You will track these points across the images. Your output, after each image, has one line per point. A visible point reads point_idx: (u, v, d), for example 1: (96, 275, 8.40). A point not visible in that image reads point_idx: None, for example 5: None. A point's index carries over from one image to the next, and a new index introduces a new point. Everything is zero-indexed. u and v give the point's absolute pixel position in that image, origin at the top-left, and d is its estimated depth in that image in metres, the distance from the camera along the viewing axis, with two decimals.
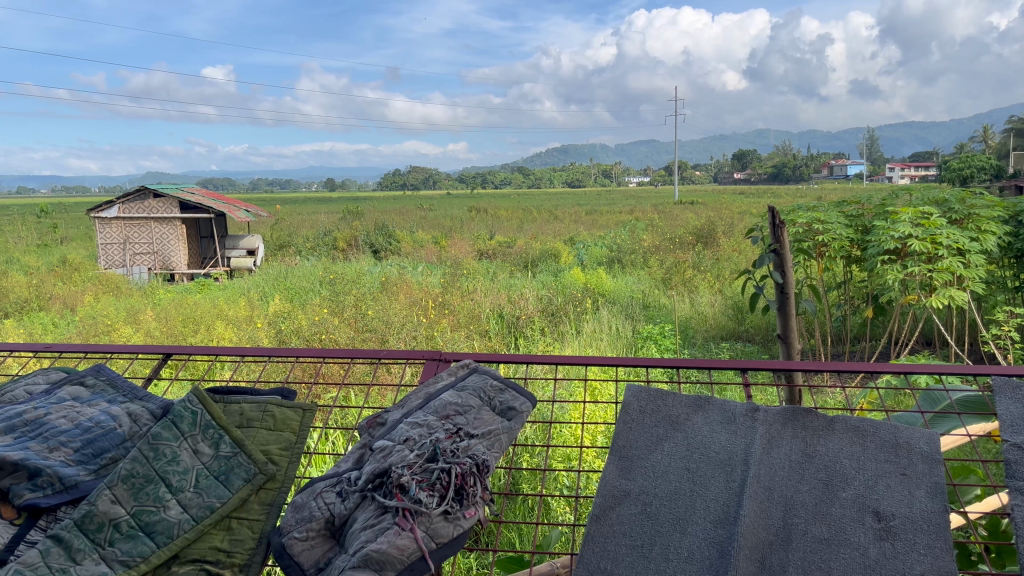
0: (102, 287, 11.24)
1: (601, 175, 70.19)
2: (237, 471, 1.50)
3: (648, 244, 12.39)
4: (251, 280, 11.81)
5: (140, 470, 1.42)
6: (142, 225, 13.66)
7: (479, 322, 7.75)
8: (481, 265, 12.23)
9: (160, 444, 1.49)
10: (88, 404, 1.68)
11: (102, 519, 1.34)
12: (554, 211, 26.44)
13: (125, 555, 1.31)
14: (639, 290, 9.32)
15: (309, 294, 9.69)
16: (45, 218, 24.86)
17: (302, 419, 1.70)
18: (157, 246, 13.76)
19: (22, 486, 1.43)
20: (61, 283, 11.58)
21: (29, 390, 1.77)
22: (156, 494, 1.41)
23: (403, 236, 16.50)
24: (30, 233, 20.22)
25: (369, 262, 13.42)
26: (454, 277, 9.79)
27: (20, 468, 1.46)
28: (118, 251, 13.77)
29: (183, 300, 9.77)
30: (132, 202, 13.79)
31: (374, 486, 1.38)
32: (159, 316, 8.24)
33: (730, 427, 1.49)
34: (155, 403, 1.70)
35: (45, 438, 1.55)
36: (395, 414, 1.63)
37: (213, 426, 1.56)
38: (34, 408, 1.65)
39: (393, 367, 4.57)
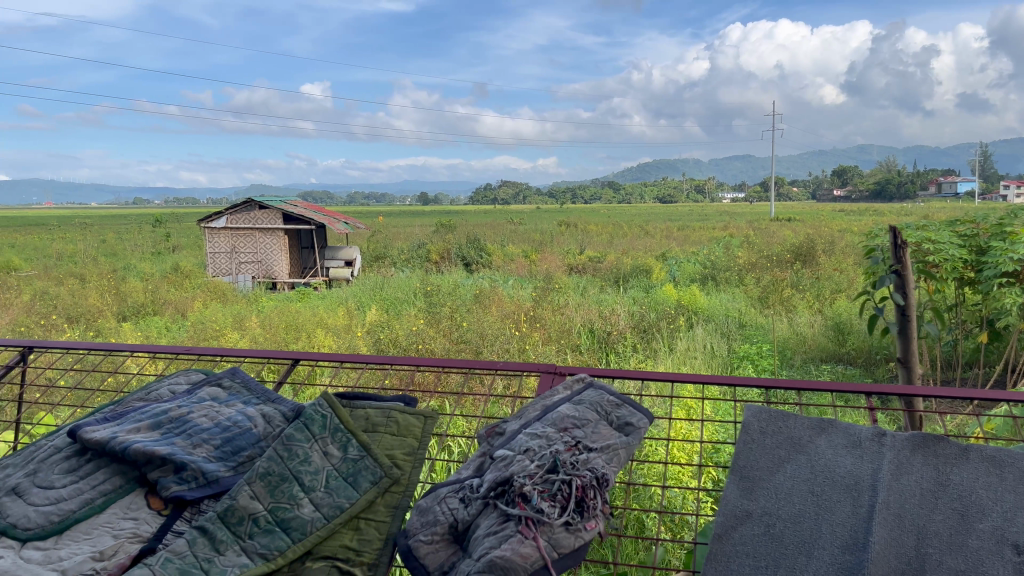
0: (210, 294, 11.83)
1: (694, 189, 69.12)
2: (364, 474, 1.56)
3: (743, 261, 12.14)
4: (349, 290, 12.21)
5: (275, 469, 1.52)
6: (248, 235, 14.35)
7: (571, 336, 7.79)
8: (572, 279, 12.28)
9: (293, 445, 1.57)
10: (226, 404, 1.78)
11: (242, 513, 1.44)
12: (645, 226, 26.14)
13: (264, 549, 1.40)
14: (734, 308, 9.16)
15: (403, 306, 9.91)
16: (159, 227, 26.39)
17: (423, 426, 1.72)
18: (261, 255, 14.42)
19: (169, 479, 1.54)
20: (174, 289, 12.23)
21: (172, 389, 1.88)
22: (291, 492, 1.49)
23: (494, 249, 16.70)
24: (144, 241, 21.51)
25: (461, 275, 13.65)
26: (546, 291, 9.86)
27: (167, 462, 1.56)
28: (225, 260, 14.36)
29: (286, 309, 10.18)
30: (239, 213, 14.45)
31: (496, 494, 1.41)
32: (264, 323, 8.61)
33: (855, 451, 1.45)
34: (287, 406, 1.78)
35: (188, 435, 1.65)
36: (513, 425, 1.66)
37: (342, 430, 1.64)
38: (178, 406, 1.76)
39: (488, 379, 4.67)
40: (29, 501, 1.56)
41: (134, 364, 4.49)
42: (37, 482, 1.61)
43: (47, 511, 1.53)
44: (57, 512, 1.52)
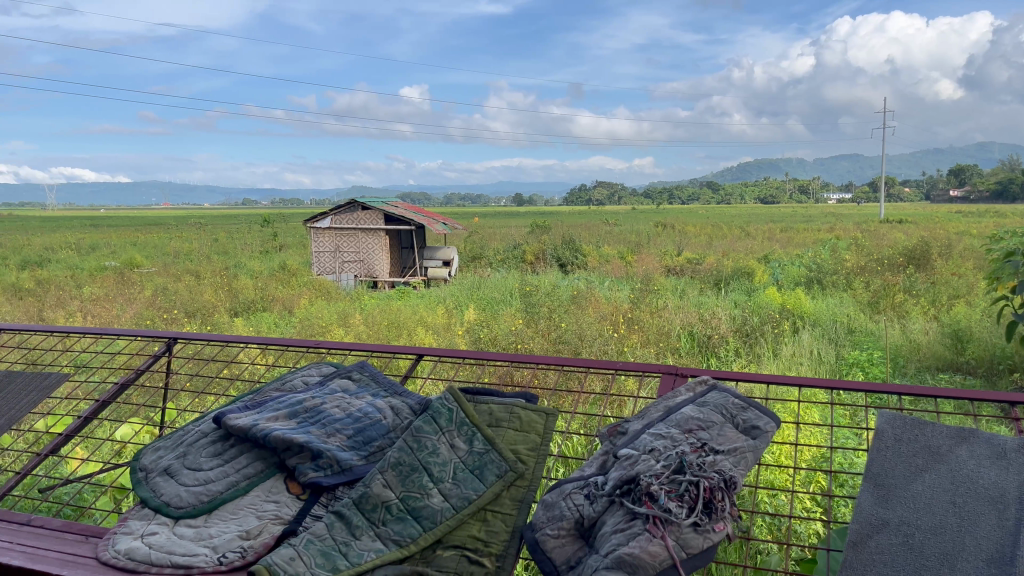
0: (316, 292, 12.26)
1: (798, 190, 66.90)
2: (490, 467, 1.60)
3: (851, 265, 11.69)
4: (448, 290, 12.41)
5: (406, 459, 1.58)
6: (351, 235, 14.80)
7: (669, 339, 7.70)
8: (671, 281, 12.11)
9: (422, 437, 1.63)
10: (355, 396, 1.87)
11: (375, 501, 1.50)
12: (746, 228, 25.47)
13: (397, 535, 1.46)
14: (842, 313, 8.83)
15: (500, 306, 9.99)
16: (268, 227, 27.53)
17: (545, 422, 1.75)
18: (363, 255, 14.84)
19: (307, 466, 1.62)
20: (282, 286, 12.74)
21: (306, 380, 1.98)
22: (421, 482, 1.55)
23: (590, 250, 16.64)
24: (253, 241, 22.48)
25: (558, 276, 13.67)
26: (644, 293, 9.77)
27: (305, 449, 1.65)
28: (329, 259, 14.88)
29: (387, 307, 10.43)
30: (342, 213, 14.94)
31: (621, 492, 1.42)
32: (367, 320, 8.87)
33: (1000, 462, 1.39)
34: (414, 400, 1.85)
35: (322, 424, 1.74)
36: (636, 425, 1.66)
37: (467, 423, 1.68)
38: (312, 397, 1.85)
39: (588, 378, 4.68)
40: (180, 481, 1.68)
41: (249, 356, 4.71)
42: (187, 464, 1.72)
43: (197, 491, 1.64)
44: (206, 492, 1.62)
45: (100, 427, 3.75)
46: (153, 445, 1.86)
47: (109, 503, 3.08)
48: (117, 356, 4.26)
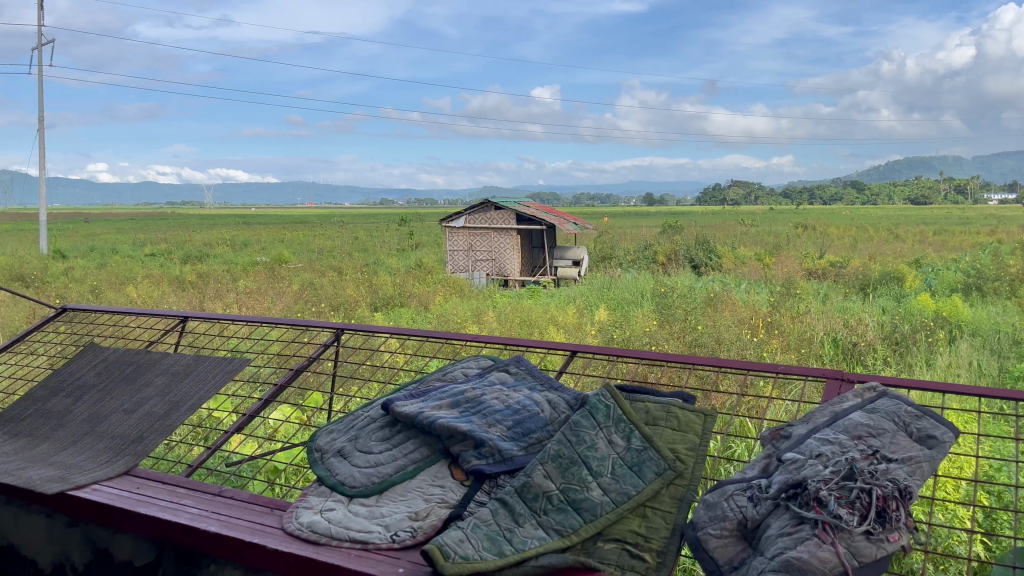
0: (450, 289, 12.59)
1: (954, 189, 62.45)
2: (649, 464, 1.61)
3: (1016, 271, 10.81)
4: (579, 290, 12.43)
5: (565, 452, 1.61)
6: (484, 235, 15.09)
7: (812, 345, 7.39)
8: (812, 285, 11.62)
9: (581, 431, 1.65)
10: (514, 389, 1.93)
11: (537, 490, 1.55)
12: (896, 230, 24.02)
13: (559, 525, 1.50)
14: (1005, 322, 8.19)
15: (632, 307, 9.92)
16: (404, 226, 28.48)
17: (704, 423, 1.75)
18: (495, 253, 15.09)
19: (470, 454, 1.69)
20: (418, 283, 13.16)
21: (466, 372, 2.06)
22: (581, 475, 1.58)
23: (726, 251, 16.21)
24: (390, 239, 23.33)
25: (691, 277, 13.41)
26: (784, 297, 9.43)
27: (468, 437, 1.72)
28: (463, 257, 15.25)
29: (519, 305, 10.58)
30: (476, 213, 15.29)
31: (787, 496, 1.40)
32: (500, 318, 9.03)
33: None
34: (570, 395, 1.88)
35: (483, 415, 1.81)
36: (800, 429, 1.63)
37: (625, 420, 1.70)
38: (473, 388, 1.93)
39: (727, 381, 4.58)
40: (353, 463, 1.80)
41: (393, 346, 4.91)
42: (359, 446, 1.84)
43: (368, 472, 1.74)
44: (377, 474, 1.73)
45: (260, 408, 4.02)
46: (327, 428, 2.00)
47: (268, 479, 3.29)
48: (276, 343, 4.55)
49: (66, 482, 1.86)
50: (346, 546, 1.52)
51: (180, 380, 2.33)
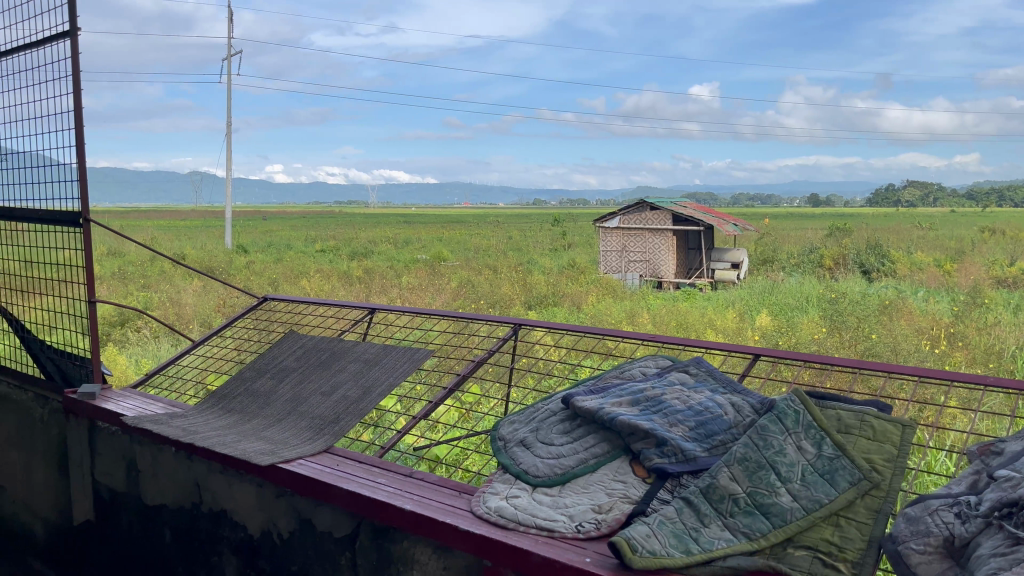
0: (604, 290, 12.56)
1: None
2: (842, 473, 1.56)
3: None
4: (737, 293, 12.04)
5: (752, 455, 1.58)
6: (639, 235, 14.96)
7: (1002, 360, 6.79)
8: (1001, 294, 10.66)
9: (768, 436, 1.62)
10: (695, 390, 1.92)
11: (723, 492, 1.54)
12: None
13: (746, 528, 1.49)
14: None
15: (796, 313, 9.47)
16: (557, 226, 28.70)
17: (902, 434, 1.66)
18: (650, 255, 14.90)
19: (652, 451, 1.70)
20: (572, 283, 13.22)
21: (644, 371, 2.07)
22: (769, 480, 1.55)
23: (900, 256, 15.18)
24: (543, 239, 23.58)
25: (861, 283, 12.67)
26: (969, 307, 8.72)
27: (650, 435, 1.72)
28: (616, 258, 15.21)
29: (675, 307, 10.38)
30: (631, 213, 15.22)
31: (1001, 514, 1.32)
32: (655, 320, 8.92)
33: None
34: (754, 398, 1.85)
35: (664, 414, 1.81)
36: (1015, 445, 1.52)
37: (815, 427, 1.65)
38: (652, 387, 1.93)
39: (904, 391, 4.31)
40: (535, 454, 1.86)
41: (549, 342, 4.97)
42: (541, 438, 1.90)
43: (551, 463, 1.79)
44: (559, 465, 1.78)
45: (422, 395, 4.20)
46: (509, 419, 2.07)
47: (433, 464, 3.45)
48: (435, 333, 4.72)
49: (276, 456, 2.05)
50: (533, 532, 1.58)
51: (370, 367, 2.49)
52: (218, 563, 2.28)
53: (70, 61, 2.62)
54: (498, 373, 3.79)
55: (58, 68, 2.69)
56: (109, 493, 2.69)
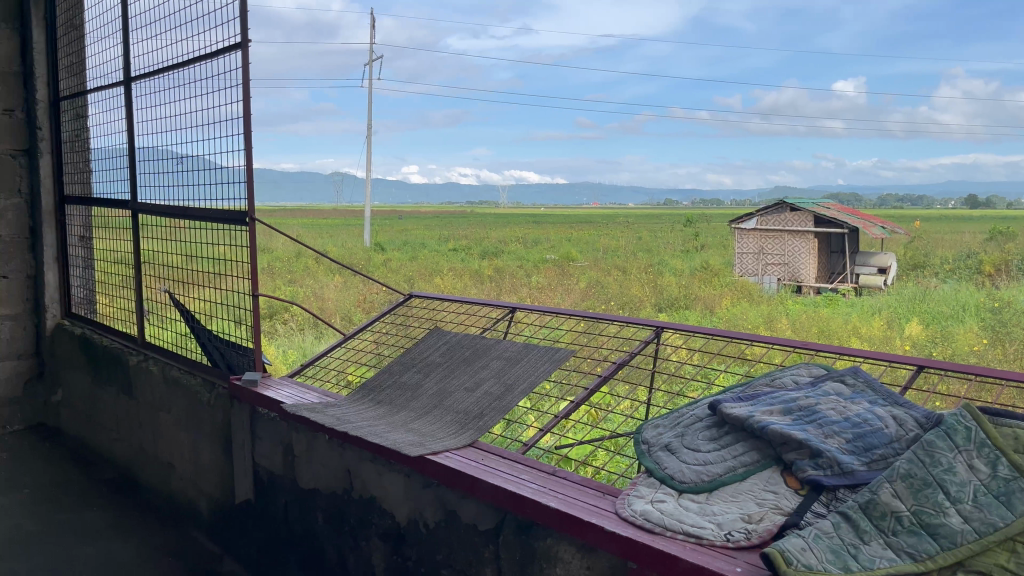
0: (738, 293, 12.19)
1: None
2: (1019, 496, 1.43)
3: None
4: (885, 300, 11.38)
5: (917, 473, 1.50)
6: (778, 238, 14.42)
7: None
8: None
9: (935, 452, 1.53)
10: (852, 401, 1.83)
11: (884, 509, 1.47)
12: None
13: (911, 549, 1.41)
14: None
15: (951, 322, 8.84)
16: (690, 227, 28.11)
17: None
18: (789, 258, 14.33)
19: (806, 463, 1.63)
20: (704, 285, 12.91)
21: (796, 380, 2.01)
22: (936, 499, 1.46)
23: None
24: (675, 240, 23.15)
25: None
26: None
27: (803, 446, 1.66)
28: (753, 260, 14.77)
29: (816, 313, 9.92)
30: (769, 215, 14.70)
31: None
32: (795, 326, 8.56)
33: None
34: (919, 412, 1.74)
35: (819, 424, 1.74)
36: None
37: (989, 445, 1.53)
38: (806, 397, 1.87)
39: None
40: (681, 459, 1.83)
41: (681, 344, 4.87)
42: (687, 444, 1.88)
43: (698, 470, 1.77)
44: (706, 472, 1.75)
45: (551, 391, 4.23)
46: (653, 423, 2.06)
47: (564, 462, 3.47)
48: (564, 328, 4.74)
49: (423, 449, 2.12)
50: (681, 538, 1.56)
51: (513, 365, 2.54)
52: (366, 548, 2.39)
53: (241, 70, 2.80)
54: (629, 373, 3.76)
55: (229, 76, 2.88)
56: (268, 476, 2.88)
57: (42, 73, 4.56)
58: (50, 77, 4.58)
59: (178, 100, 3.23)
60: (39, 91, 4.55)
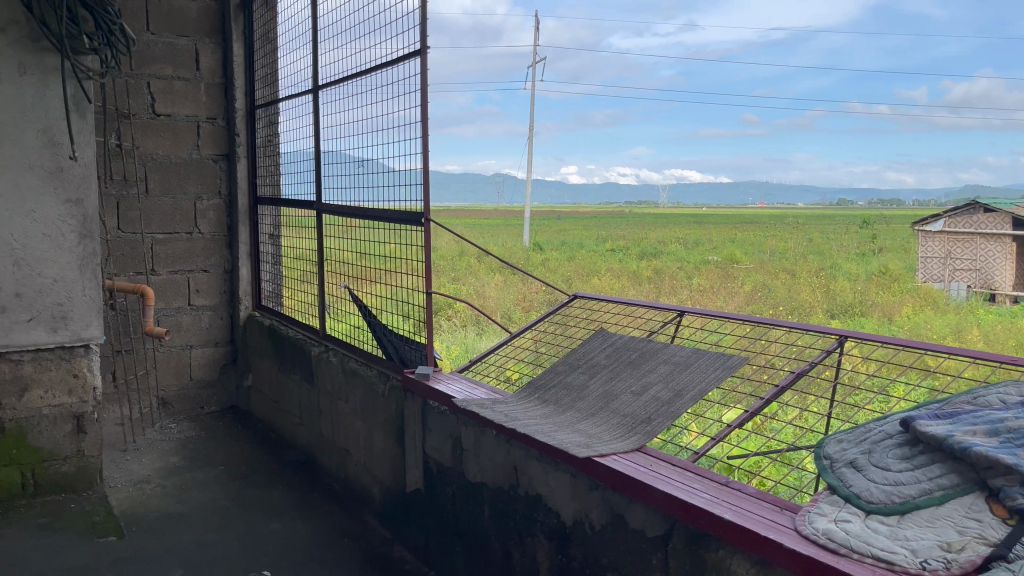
0: (921, 301, 11.29)
1: None
2: None
3: None
4: None
5: None
6: (968, 241, 13.25)
7: None
8: None
9: None
10: None
11: None
12: None
13: None
14: None
15: None
16: (867, 229, 26.37)
17: None
18: (981, 263, 13.13)
19: (1015, 490, 1.48)
20: (883, 291, 12.06)
21: (1003, 399, 1.82)
22: None
23: None
24: (850, 242, 21.80)
25: None
26: None
27: (1012, 471, 1.50)
28: (938, 265, 13.72)
29: (1013, 325, 9.00)
30: (959, 216, 13.53)
31: None
32: (989, 338, 7.81)
33: None
34: None
35: None
36: None
37: None
38: (1015, 418, 1.69)
39: None
40: (868, 477, 1.72)
41: (860, 355, 4.58)
42: (874, 462, 1.76)
43: (889, 491, 1.65)
44: (897, 494, 1.63)
45: (713, 397, 4.11)
46: (837, 437, 1.94)
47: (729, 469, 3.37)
48: (727, 331, 4.58)
49: (591, 450, 2.12)
50: (869, 563, 1.46)
51: (682, 369, 2.48)
52: (531, 544, 2.42)
53: (420, 76, 2.91)
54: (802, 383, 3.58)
55: (409, 82, 3.01)
56: (437, 467, 2.98)
57: (241, 84, 4.96)
58: (247, 87, 4.98)
59: (361, 106, 3.41)
60: (238, 100, 4.96)
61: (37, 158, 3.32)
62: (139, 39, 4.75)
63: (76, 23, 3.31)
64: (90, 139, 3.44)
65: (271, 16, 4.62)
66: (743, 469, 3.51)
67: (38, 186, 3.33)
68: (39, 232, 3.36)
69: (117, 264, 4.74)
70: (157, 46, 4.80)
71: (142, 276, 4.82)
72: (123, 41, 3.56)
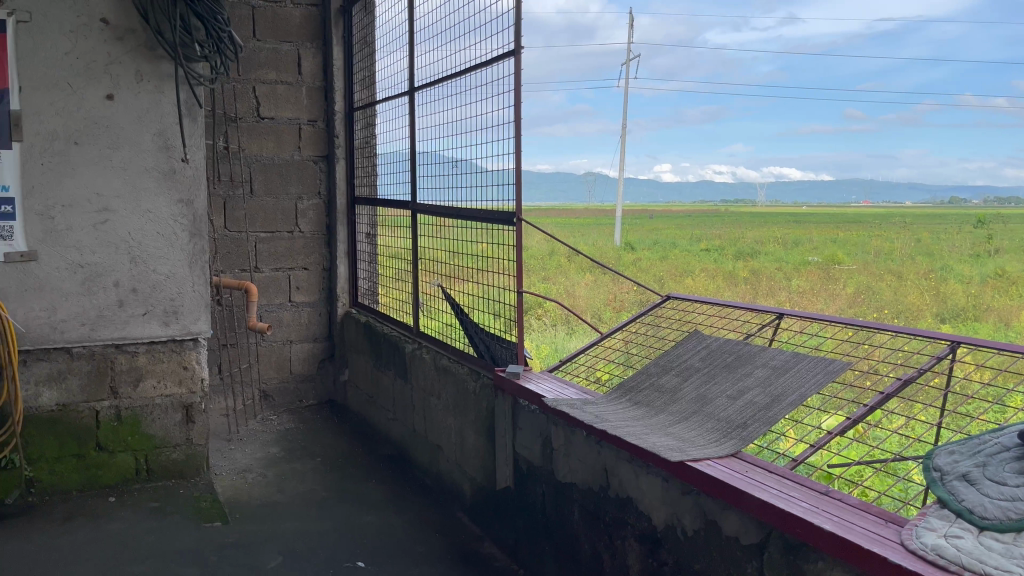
0: None
1: None
2: None
3: None
4: None
5: None
6: None
7: None
8: None
9: None
10: None
11: None
12: None
13: None
14: None
15: None
16: (981, 228, 24.91)
17: None
18: None
19: None
20: (999, 295, 11.37)
21: None
22: None
23: None
24: (962, 242, 20.65)
25: None
26: None
27: None
28: None
29: None
30: None
31: None
32: None
33: None
34: None
35: None
36: None
37: None
38: None
39: None
40: (983, 492, 1.62)
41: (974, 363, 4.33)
42: (990, 476, 1.65)
43: (1005, 506, 1.55)
44: (1016, 510, 1.52)
45: (813, 403, 3.96)
46: (948, 449, 1.84)
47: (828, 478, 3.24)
48: (827, 334, 4.40)
49: (683, 454, 2.08)
50: None
51: (781, 375, 2.40)
52: (622, 547, 2.39)
53: (514, 76, 2.92)
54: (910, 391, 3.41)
55: (503, 82, 3.02)
56: (527, 466, 2.98)
57: (340, 87, 5.10)
58: (346, 89, 5.12)
59: (455, 107, 3.45)
60: (337, 103, 5.11)
61: (152, 160, 3.51)
62: (246, 46, 4.95)
63: (188, 31, 3.47)
64: (201, 142, 3.61)
65: (369, 21, 4.73)
66: (843, 479, 3.36)
67: (154, 187, 3.52)
68: (154, 231, 3.55)
69: (224, 262, 4.95)
70: (262, 52, 4.99)
71: (246, 273, 5.03)
72: (231, 48, 3.72)
